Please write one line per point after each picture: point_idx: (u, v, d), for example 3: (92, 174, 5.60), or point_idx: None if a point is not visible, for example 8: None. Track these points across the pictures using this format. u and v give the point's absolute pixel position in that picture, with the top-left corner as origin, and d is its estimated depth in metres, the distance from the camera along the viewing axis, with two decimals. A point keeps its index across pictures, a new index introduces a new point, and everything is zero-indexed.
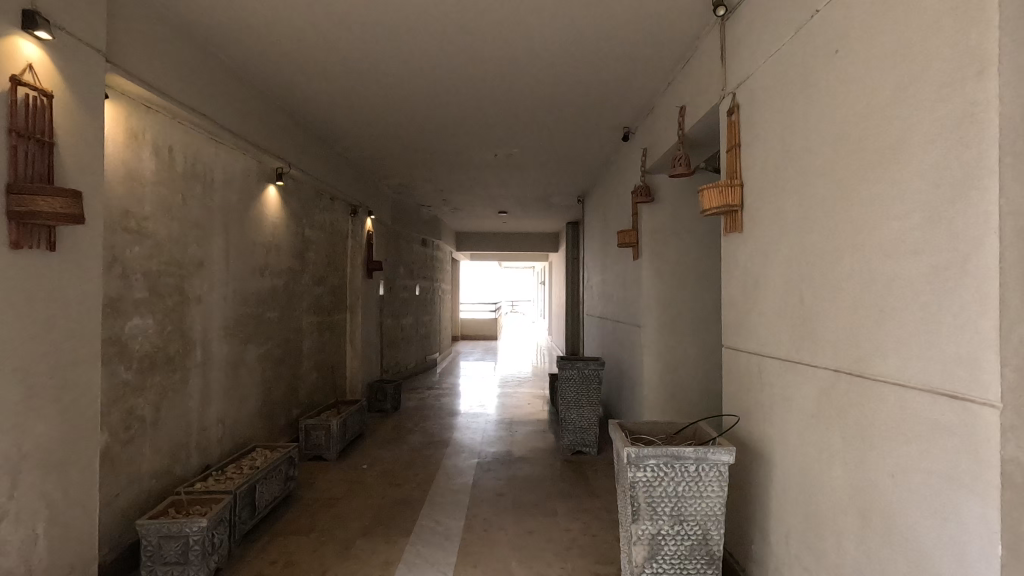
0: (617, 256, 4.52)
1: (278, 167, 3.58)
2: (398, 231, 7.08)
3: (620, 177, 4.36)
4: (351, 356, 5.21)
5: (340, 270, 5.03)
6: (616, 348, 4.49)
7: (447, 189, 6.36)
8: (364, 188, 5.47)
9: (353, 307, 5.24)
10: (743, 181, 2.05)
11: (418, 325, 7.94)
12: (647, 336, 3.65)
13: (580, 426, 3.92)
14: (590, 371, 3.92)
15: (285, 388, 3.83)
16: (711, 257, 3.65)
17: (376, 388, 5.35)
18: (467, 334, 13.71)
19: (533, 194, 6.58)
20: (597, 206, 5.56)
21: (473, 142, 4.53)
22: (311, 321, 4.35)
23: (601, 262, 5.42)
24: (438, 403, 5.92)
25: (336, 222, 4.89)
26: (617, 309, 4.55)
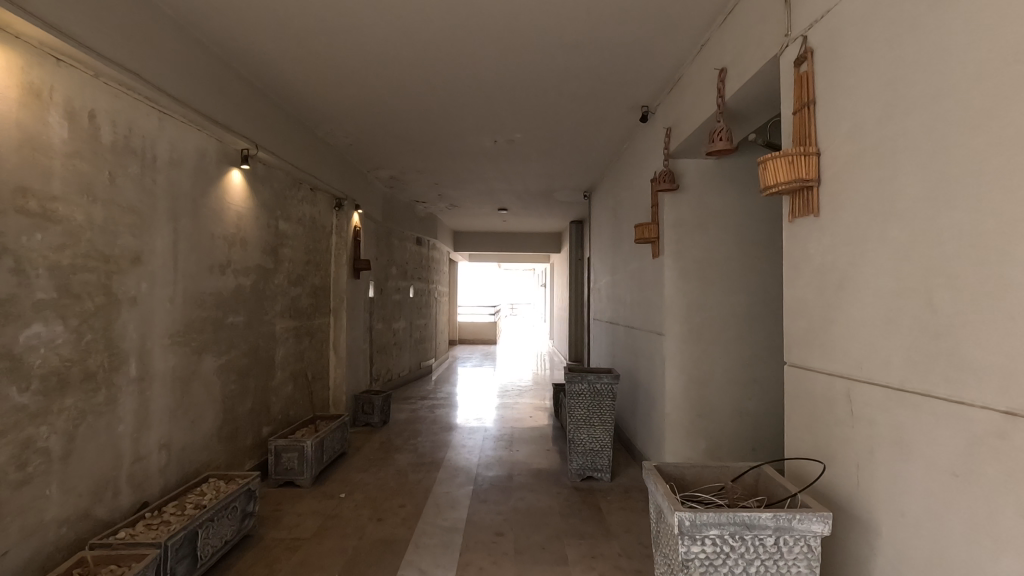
0: (631, 254, 4.04)
1: (243, 148, 3.10)
2: (390, 229, 6.60)
3: (636, 165, 3.88)
4: (335, 364, 4.72)
5: (322, 269, 4.54)
6: (630, 358, 3.99)
7: (443, 182, 5.89)
8: (351, 179, 4.97)
9: (337, 310, 4.75)
10: (821, 149, 1.56)
11: (412, 329, 7.45)
12: (670, 347, 3.16)
13: (590, 447, 3.44)
14: (602, 386, 3.40)
15: (253, 403, 3.35)
16: (743, 254, 3.17)
17: (363, 400, 4.87)
18: (465, 338, 13.21)
19: (536, 188, 6.10)
20: (607, 201, 5.07)
21: (470, 125, 4.06)
22: (287, 327, 3.86)
23: (611, 263, 4.94)
24: (432, 415, 5.42)
25: (318, 217, 4.40)
26: (631, 314, 4.06)
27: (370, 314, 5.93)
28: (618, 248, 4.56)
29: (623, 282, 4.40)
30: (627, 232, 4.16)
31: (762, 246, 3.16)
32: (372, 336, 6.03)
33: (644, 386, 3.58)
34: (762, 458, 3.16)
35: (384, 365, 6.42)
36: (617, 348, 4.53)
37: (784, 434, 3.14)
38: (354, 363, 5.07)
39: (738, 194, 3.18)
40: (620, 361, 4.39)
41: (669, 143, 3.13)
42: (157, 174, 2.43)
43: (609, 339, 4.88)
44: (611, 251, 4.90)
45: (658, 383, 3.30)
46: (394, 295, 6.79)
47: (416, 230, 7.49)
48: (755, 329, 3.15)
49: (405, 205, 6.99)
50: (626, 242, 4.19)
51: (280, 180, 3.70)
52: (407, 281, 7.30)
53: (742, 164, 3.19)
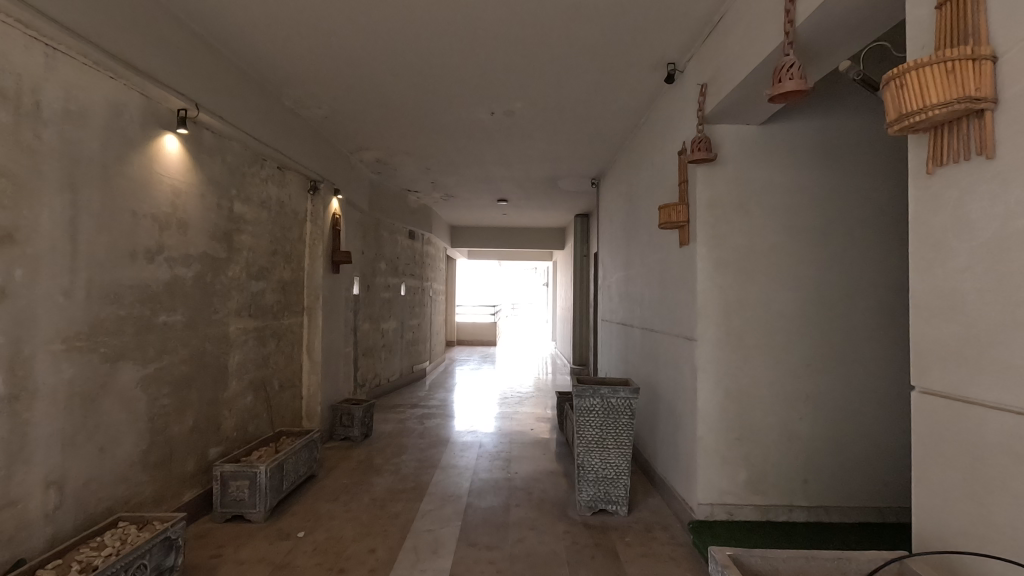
0: (649, 244, 3.46)
1: (179, 108, 2.53)
2: (379, 220, 6.03)
3: (657, 139, 3.31)
4: (309, 370, 4.15)
5: (293, 262, 3.97)
6: (649, 366, 3.41)
7: (436, 167, 5.32)
8: (330, 161, 4.41)
9: (312, 308, 4.17)
10: (999, 51, 0.97)
11: (403, 330, 6.88)
12: (703, 354, 2.57)
13: (603, 475, 2.86)
14: (619, 401, 2.82)
15: (197, 420, 2.78)
16: (792, 242, 2.59)
17: (341, 410, 4.30)
18: (463, 340, 12.64)
19: (538, 175, 5.51)
20: (619, 186, 4.49)
21: (462, 92, 3.48)
22: (246, 327, 3.29)
23: (623, 257, 4.35)
24: (421, 427, 4.85)
25: (287, 201, 3.82)
26: (649, 315, 3.47)
27: (353, 313, 5.36)
28: (633, 240, 3.98)
29: (638, 279, 3.82)
30: (645, 219, 3.59)
31: (815, 232, 2.60)
32: (356, 337, 5.46)
33: (668, 401, 3.00)
34: (815, 493, 2.57)
35: (370, 369, 5.84)
36: (631, 353, 3.95)
37: (841, 463, 2.56)
38: (332, 368, 4.49)
39: (786, 169, 2.60)
40: (635, 369, 3.81)
41: (703, 103, 2.54)
42: (43, 127, 1.86)
43: (622, 343, 4.29)
44: (624, 243, 4.32)
45: (686, 398, 2.71)
46: (383, 293, 6.22)
47: (409, 222, 6.93)
48: (808, 335, 2.58)
49: (396, 195, 6.42)
50: (644, 231, 3.61)
51: (236, 154, 3.13)
52: (398, 278, 6.73)
53: (792, 131, 2.61)
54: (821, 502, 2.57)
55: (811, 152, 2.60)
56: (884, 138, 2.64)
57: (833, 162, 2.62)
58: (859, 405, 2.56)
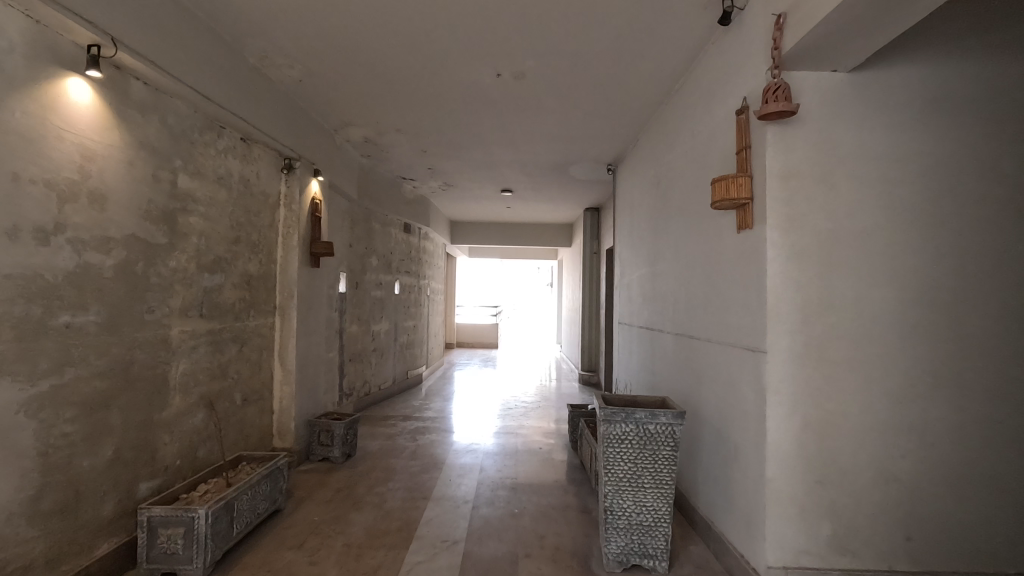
0: (688, 234, 2.86)
1: (91, 43, 1.94)
2: (369, 210, 5.43)
3: (701, 103, 2.71)
4: (281, 380, 3.55)
5: (262, 252, 3.37)
6: (688, 381, 2.80)
7: (433, 149, 4.72)
8: (310, 136, 3.81)
9: (285, 307, 3.57)
10: None
11: (397, 333, 6.28)
12: (775, 370, 1.97)
13: (637, 522, 2.26)
14: (659, 428, 2.22)
15: (122, 449, 2.19)
16: (889, 226, 2.00)
17: (319, 427, 3.69)
18: (463, 342, 12.05)
19: (548, 158, 4.91)
20: (644, 168, 3.89)
21: (461, 49, 2.89)
22: (198, 330, 2.70)
23: (649, 252, 3.75)
24: (414, 445, 4.24)
25: (253, 180, 3.22)
26: (686, 319, 2.87)
27: (338, 313, 4.76)
28: (663, 230, 3.38)
29: (670, 276, 3.21)
30: (681, 203, 2.99)
31: (918, 213, 2.00)
32: (341, 341, 4.86)
33: (718, 427, 2.39)
34: (920, 554, 1.97)
35: (358, 376, 5.24)
36: (662, 364, 3.34)
37: (954, 514, 1.97)
38: (311, 377, 3.90)
39: (882, 132, 2.01)
40: (667, 383, 3.20)
41: (778, 40, 1.93)
42: None
43: (648, 350, 3.69)
44: (649, 234, 3.72)
45: (747, 427, 2.11)
46: (373, 291, 5.62)
47: (405, 215, 6.34)
48: (911, 347, 1.98)
49: (390, 184, 5.82)
50: (680, 217, 3.01)
51: (181, 115, 2.53)
52: (392, 275, 6.14)
53: (888, 81, 2.01)
54: (928, 565, 1.97)
55: (913, 110, 2.01)
56: (1003, 92, 2.05)
57: (940, 121, 2.02)
58: (978, 440, 1.98)
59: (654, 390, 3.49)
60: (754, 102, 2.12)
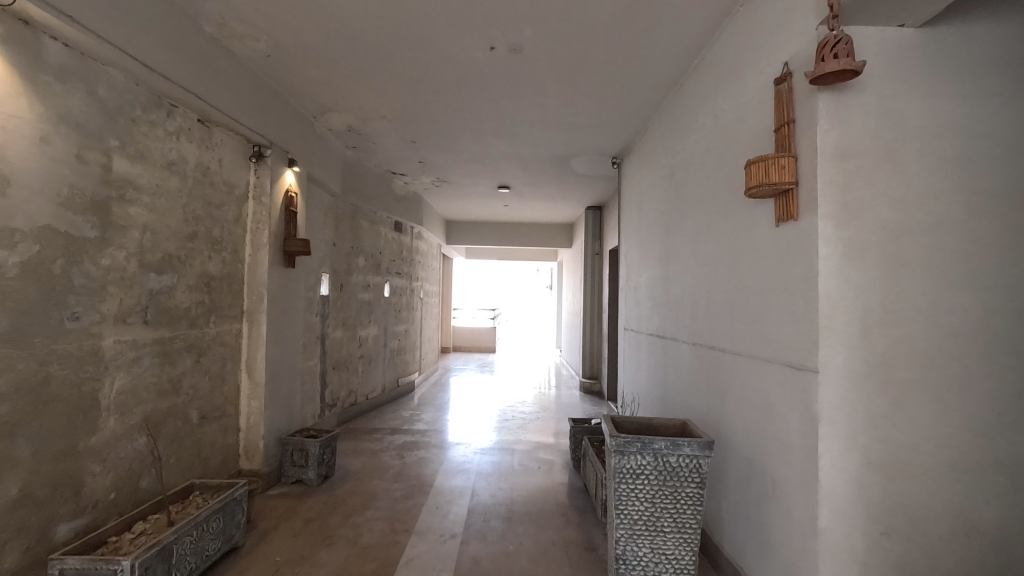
0: (710, 228, 2.48)
1: None
2: (356, 207, 5.07)
3: (727, 78, 2.34)
4: (249, 394, 3.17)
5: (226, 250, 2.99)
6: (710, 399, 2.42)
7: (424, 139, 4.35)
8: (285, 122, 3.44)
9: (254, 311, 3.19)
10: None
11: (387, 339, 5.91)
12: (829, 394, 1.59)
13: (655, 573, 1.88)
14: (682, 460, 1.85)
15: (32, 486, 1.81)
16: (970, 218, 1.62)
17: (292, 445, 3.30)
18: (460, 346, 11.67)
19: (548, 150, 4.54)
20: (655, 158, 3.53)
21: (449, 17, 2.51)
22: (140, 339, 2.32)
23: (660, 251, 3.38)
24: (400, 463, 3.86)
25: (214, 168, 2.84)
26: (707, 327, 2.49)
27: (319, 317, 4.38)
28: (678, 226, 3.01)
29: (686, 277, 2.83)
30: (701, 193, 2.62)
31: (1005, 203, 1.63)
32: (323, 348, 4.49)
33: (750, 457, 2.02)
34: None
35: (342, 385, 4.86)
36: (677, 378, 2.96)
37: None
38: (285, 389, 3.52)
39: (960, 101, 1.63)
40: (684, 398, 2.82)
41: None
42: None
43: (660, 361, 3.31)
44: (661, 232, 3.35)
45: (790, 462, 1.74)
46: (361, 293, 5.25)
47: (397, 212, 5.97)
48: (997, 366, 1.60)
49: (379, 179, 5.46)
50: (699, 211, 2.63)
51: (118, 88, 2.16)
52: (382, 276, 5.76)
53: (966, 40, 1.64)
54: None
55: (996, 75, 1.64)
56: None
57: None
58: None
59: (667, 407, 3.12)
60: (798, 68, 1.75)
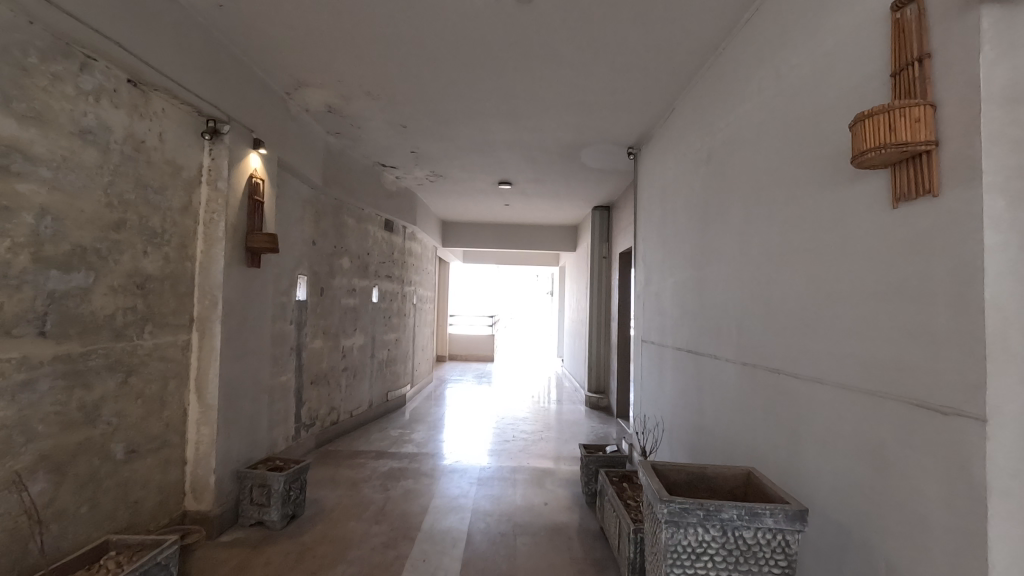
0: (775, 218, 1.95)
1: None
2: (339, 202, 4.53)
3: (801, 23, 1.81)
4: (199, 419, 2.62)
5: (169, 245, 2.45)
6: (778, 438, 1.88)
7: (415, 123, 3.83)
8: (249, 94, 2.91)
9: (206, 319, 2.64)
10: None
11: (375, 349, 5.37)
12: (1004, 456, 1.06)
13: None
14: (762, 536, 1.32)
15: None
16: None
17: (252, 480, 2.75)
18: (456, 355, 11.12)
19: (555, 138, 4.03)
20: (686, 142, 3.00)
21: None
22: (33, 356, 1.78)
23: (692, 252, 2.86)
24: (383, 496, 3.31)
25: (152, 143, 2.31)
26: (770, 344, 1.95)
27: (293, 326, 3.84)
28: (720, 219, 2.48)
29: (735, 281, 2.30)
30: (758, 174, 2.09)
31: None
32: (298, 360, 3.94)
33: (849, 526, 1.47)
34: None
35: (321, 402, 4.31)
36: (723, 405, 2.42)
37: None
38: (247, 411, 2.97)
39: None
40: (735, 430, 2.28)
41: None
42: None
43: (695, 383, 2.78)
44: (694, 227, 2.82)
45: (930, 547, 1.20)
46: (345, 299, 4.71)
47: (387, 210, 5.44)
48: None
49: (367, 172, 4.93)
50: (757, 197, 2.10)
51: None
52: (370, 279, 5.22)
53: None
54: None
55: None
56: None
57: None
58: None
59: (708, 438, 2.58)
60: None
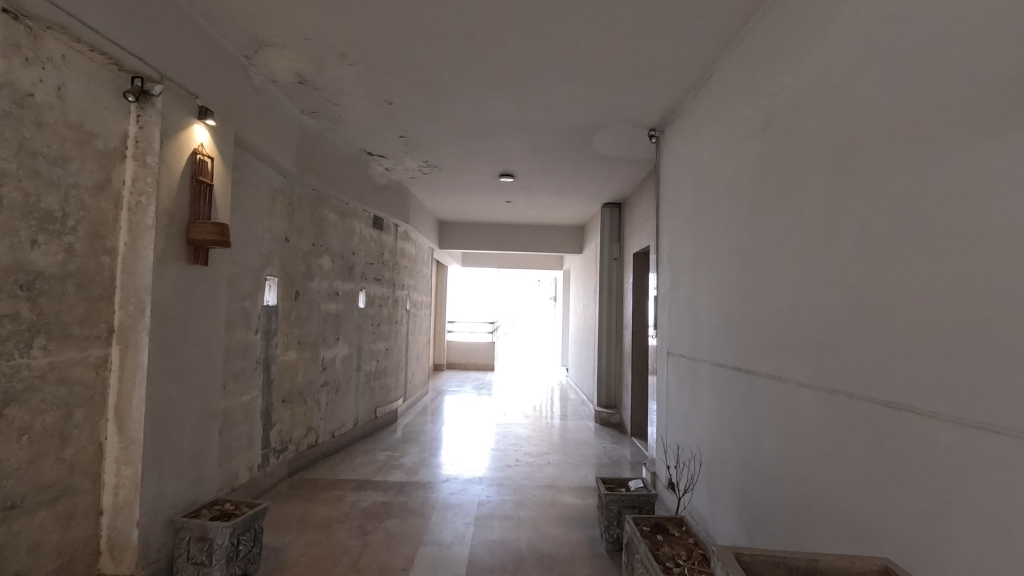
0: (898, 189, 1.39)
1: None
2: (319, 193, 4.00)
3: None
4: (118, 458, 2.05)
5: (74, 234, 1.90)
6: (914, 504, 1.31)
7: (403, 99, 3.29)
8: (195, 52, 2.37)
9: (130, 329, 2.08)
10: None
11: (362, 361, 4.80)
12: None
13: None
14: None
15: None
16: None
17: (188, 533, 2.17)
18: (455, 363, 10.57)
19: (565, 118, 3.49)
20: (729, 110, 2.46)
21: None
22: None
23: (740, 247, 2.30)
24: (360, 542, 2.74)
25: (44, 100, 1.76)
26: (891, 368, 1.40)
27: (260, 335, 3.29)
28: (788, 201, 1.92)
29: (814, 279, 1.74)
30: (862, 134, 1.54)
31: None
32: (266, 375, 3.39)
33: None
34: None
35: (295, 422, 3.75)
36: (795, 442, 1.85)
37: None
38: (190, 442, 2.41)
39: None
40: (816, 478, 1.72)
41: None
42: None
43: (747, 412, 2.21)
44: (744, 214, 2.27)
45: None
46: (326, 304, 4.16)
47: (377, 205, 4.91)
48: None
49: (352, 161, 4.39)
50: (861, 166, 1.54)
51: None
52: (356, 282, 4.67)
53: None
54: None
55: None
56: None
57: None
58: None
59: (770, 483, 2.01)
60: None
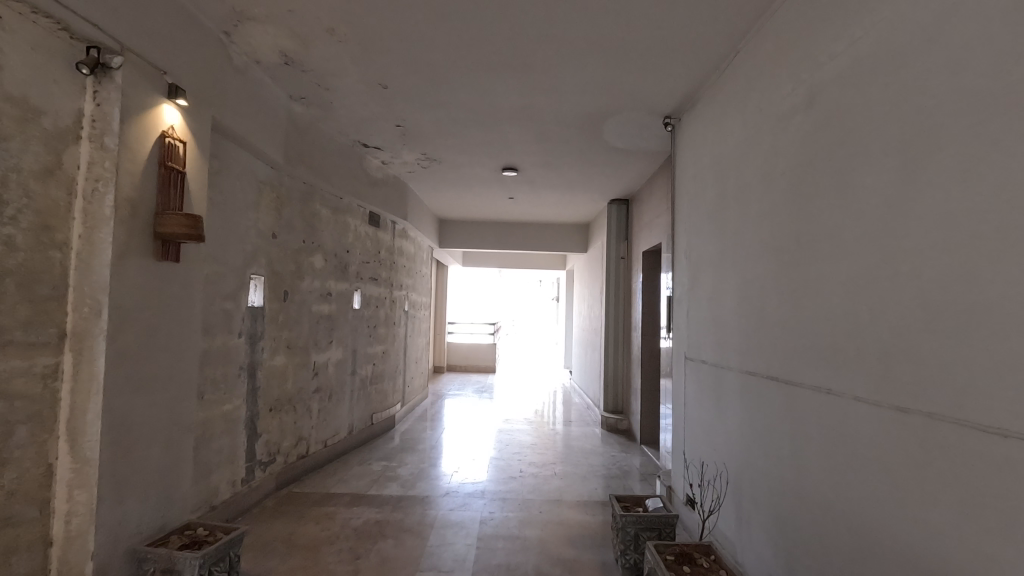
0: (1000, 165, 1.13)
1: None
2: (310, 187, 3.75)
3: None
4: (71, 481, 1.78)
5: (14, 222, 1.64)
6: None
7: (399, 83, 3.04)
8: (164, 22, 2.12)
9: (84, 335, 1.82)
10: None
11: (357, 365, 4.55)
12: None
13: None
14: None
15: None
16: None
17: (153, 564, 1.91)
18: (455, 366, 10.32)
19: (574, 104, 3.24)
20: (761, 88, 2.20)
21: None
22: None
23: (777, 241, 2.04)
24: (351, 567, 2.48)
25: None
26: (992, 384, 1.14)
27: (244, 338, 3.03)
28: (841, 186, 1.66)
29: (877, 276, 1.48)
30: (947, 101, 1.28)
31: None
32: (251, 381, 3.13)
33: None
34: None
35: (284, 431, 3.50)
36: (851, 466, 1.59)
37: None
38: (159, 459, 2.15)
39: None
40: (882, 510, 1.46)
41: None
42: None
43: (787, 427, 1.95)
44: (782, 203, 2.00)
45: None
46: (318, 305, 3.90)
47: (373, 200, 4.66)
48: None
49: (346, 153, 4.14)
50: (945, 139, 1.28)
51: None
52: (351, 281, 4.41)
53: None
54: None
55: None
56: None
57: None
58: None
59: (817, 511, 1.75)
60: None
